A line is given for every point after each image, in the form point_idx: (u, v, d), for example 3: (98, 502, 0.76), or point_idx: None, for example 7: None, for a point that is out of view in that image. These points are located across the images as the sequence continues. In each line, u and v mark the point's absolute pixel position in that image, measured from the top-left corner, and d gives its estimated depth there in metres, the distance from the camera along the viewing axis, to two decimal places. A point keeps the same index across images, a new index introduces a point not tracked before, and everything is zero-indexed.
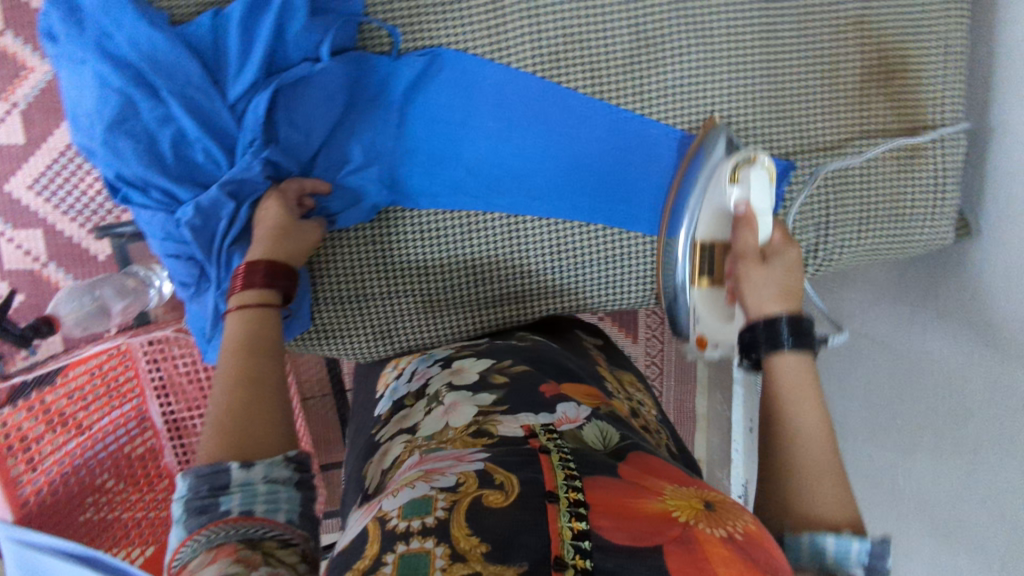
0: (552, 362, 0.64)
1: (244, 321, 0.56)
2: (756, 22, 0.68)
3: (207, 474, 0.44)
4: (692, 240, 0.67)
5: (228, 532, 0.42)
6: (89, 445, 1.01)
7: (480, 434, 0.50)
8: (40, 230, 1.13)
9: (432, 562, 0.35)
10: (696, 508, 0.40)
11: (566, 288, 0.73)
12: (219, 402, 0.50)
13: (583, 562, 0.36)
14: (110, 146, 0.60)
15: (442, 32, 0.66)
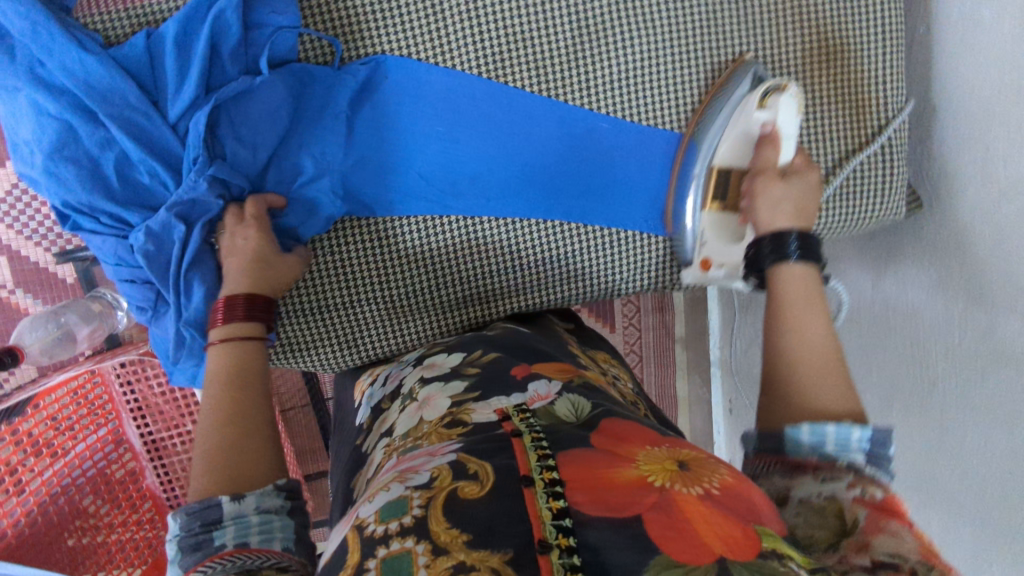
0: (521, 347, 0.66)
1: (232, 351, 0.56)
2: (698, 6, 0.69)
3: (198, 511, 0.44)
4: (708, 165, 0.69)
5: (225, 565, 0.42)
6: (66, 471, 0.99)
7: (454, 425, 0.52)
8: (4, 257, 1.10)
9: (414, 560, 0.36)
10: (669, 469, 0.41)
11: (528, 285, 0.74)
12: (208, 436, 0.50)
13: (567, 540, 0.37)
14: (53, 174, 0.59)
15: (384, 38, 0.65)
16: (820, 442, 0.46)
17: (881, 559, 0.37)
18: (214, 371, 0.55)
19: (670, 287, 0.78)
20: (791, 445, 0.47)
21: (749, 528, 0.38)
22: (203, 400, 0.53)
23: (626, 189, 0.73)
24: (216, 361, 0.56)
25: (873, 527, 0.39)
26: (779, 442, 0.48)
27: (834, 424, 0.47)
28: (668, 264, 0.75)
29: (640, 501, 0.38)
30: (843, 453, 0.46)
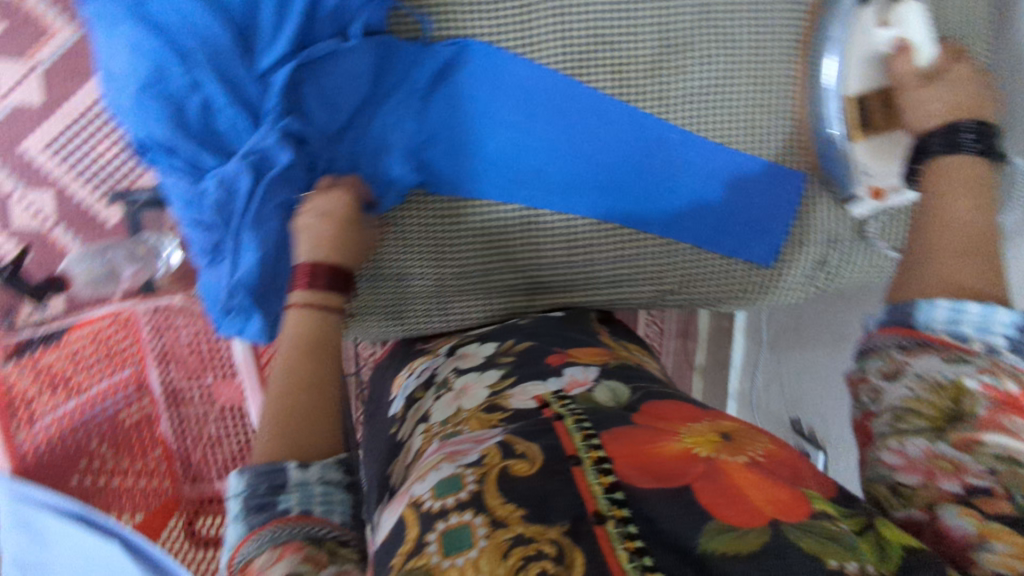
0: (562, 334, 0.67)
1: (313, 320, 0.57)
2: (788, 31, 0.69)
3: (265, 473, 0.45)
4: (840, 96, 0.65)
5: (290, 530, 0.43)
6: (87, 406, 1.03)
7: (493, 411, 0.53)
8: (52, 191, 1.22)
9: (473, 531, 0.38)
10: (713, 441, 0.44)
11: (575, 281, 0.76)
12: (280, 400, 0.51)
13: (621, 511, 0.39)
14: (142, 108, 0.61)
15: (472, 23, 0.67)
16: (958, 320, 0.44)
17: (974, 484, 0.39)
18: (292, 335, 0.56)
19: (714, 304, 0.79)
20: (923, 322, 0.46)
21: (797, 489, 0.40)
22: (278, 365, 0.53)
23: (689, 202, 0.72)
24: (296, 326, 0.56)
25: (990, 421, 0.40)
26: (909, 315, 0.47)
27: (979, 304, 0.44)
28: (715, 282, 0.76)
29: (687, 472, 0.41)
30: (982, 336, 0.44)
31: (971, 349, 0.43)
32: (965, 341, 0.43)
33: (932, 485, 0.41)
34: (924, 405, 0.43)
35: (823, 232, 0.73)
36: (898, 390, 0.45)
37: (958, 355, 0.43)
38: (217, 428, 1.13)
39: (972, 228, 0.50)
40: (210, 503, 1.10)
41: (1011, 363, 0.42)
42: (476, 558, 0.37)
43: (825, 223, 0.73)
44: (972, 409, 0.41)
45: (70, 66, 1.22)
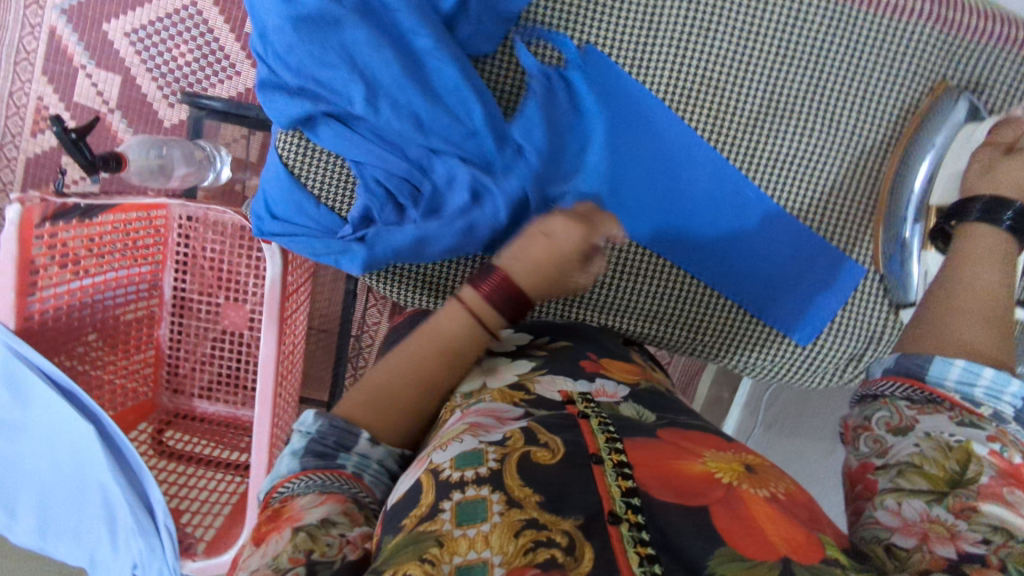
0: (591, 341, 0.70)
1: (469, 327, 0.60)
2: (890, 124, 0.69)
3: (340, 430, 0.53)
4: (923, 202, 0.67)
5: (339, 483, 0.48)
6: (98, 289, 0.98)
7: (518, 388, 0.58)
8: (120, 77, 1.30)
9: (489, 506, 0.42)
10: (737, 470, 0.47)
11: (617, 307, 0.76)
12: (388, 375, 0.58)
13: (636, 516, 0.41)
14: (309, 47, 0.65)
15: (597, 32, 0.70)
16: (970, 382, 0.48)
17: (968, 551, 0.39)
18: (446, 332, 0.59)
19: (741, 369, 0.78)
20: (934, 379, 0.49)
21: (812, 534, 0.42)
22: (413, 344, 0.59)
23: (751, 258, 0.73)
24: (455, 322, 0.60)
25: (989, 492, 0.42)
26: (920, 370, 0.51)
27: (994, 372, 0.48)
28: (750, 348, 0.76)
29: (709, 495, 0.44)
30: (991, 402, 0.48)
31: (980, 414, 0.47)
32: (976, 405, 0.47)
33: (926, 549, 0.41)
34: (929, 465, 0.45)
35: (866, 329, 0.73)
36: (904, 445, 0.47)
37: (966, 417, 0.47)
38: (211, 348, 1.11)
39: (996, 300, 0.54)
40: (182, 419, 1.11)
41: (1013, 434, 0.46)
42: (488, 532, 0.40)
43: (873, 317, 0.72)
44: (974, 477, 0.43)
45: None
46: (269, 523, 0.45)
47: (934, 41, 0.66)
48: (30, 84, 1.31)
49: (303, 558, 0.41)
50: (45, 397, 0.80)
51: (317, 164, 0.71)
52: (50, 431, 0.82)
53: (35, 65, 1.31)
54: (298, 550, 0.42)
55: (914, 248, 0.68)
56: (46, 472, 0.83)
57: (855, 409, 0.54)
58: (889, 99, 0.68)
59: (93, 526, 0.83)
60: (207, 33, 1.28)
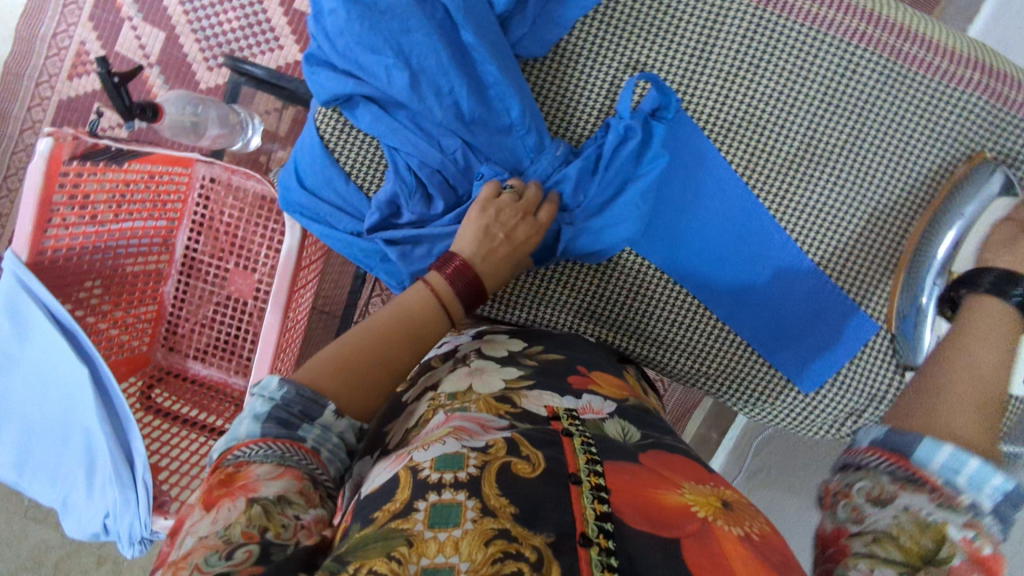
0: (586, 356, 0.70)
1: (433, 303, 0.62)
2: (922, 187, 0.69)
3: (306, 399, 0.50)
4: (946, 268, 0.64)
5: (298, 458, 0.46)
6: (114, 238, 0.98)
7: (504, 401, 0.57)
8: (163, 34, 1.32)
9: (462, 512, 0.42)
10: (713, 505, 0.47)
11: (624, 325, 0.77)
12: (359, 345, 0.57)
13: (607, 541, 0.41)
14: (355, 25, 0.64)
15: (646, 52, 0.70)
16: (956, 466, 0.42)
17: None
18: (414, 305, 0.61)
19: (738, 408, 0.77)
20: (919, 459, 0.43)
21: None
22: (381, 316, 0.60)
23: (767, 298, 0.73)
24: (421, 295, 0.62)
25: None
26: (909, 447, 0.44)
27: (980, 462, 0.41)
28: (749, 388, 0.76)
29: (682, 527, 0.44)
30: (973, 491, 0.41)
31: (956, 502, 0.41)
32: (957, 491, 0.41)
33: None
34: (903, 539, 0.40)
35: (869, 389, 0.72)
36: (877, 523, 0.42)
37: (940, 502, 0.41)
38: (213, 312, 1.11)
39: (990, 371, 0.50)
40: (174, 378, 1.10)
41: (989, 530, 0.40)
42: (459, 538, 0.40)
43: (879, 379, 0.71)
44: (947, 558, 0.39)
45: None
46: (223, 484, 0.43)
47: (978, 110, 0.67)
48: (75, 27, 1.33)
49: (256, 535, 0.40)
50: (44, 332, 0.81)
51: (352, 142, 0.71)
52: (41, 369, 0.82)
53: (83, 10, 1.32)
54: (252, 525, 0.40)
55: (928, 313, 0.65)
56: (32, 410, 0.83)
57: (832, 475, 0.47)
58: (926, 162, 0.69)
59: (70, 472, 0.83)
60: (257, 3, 1.29)
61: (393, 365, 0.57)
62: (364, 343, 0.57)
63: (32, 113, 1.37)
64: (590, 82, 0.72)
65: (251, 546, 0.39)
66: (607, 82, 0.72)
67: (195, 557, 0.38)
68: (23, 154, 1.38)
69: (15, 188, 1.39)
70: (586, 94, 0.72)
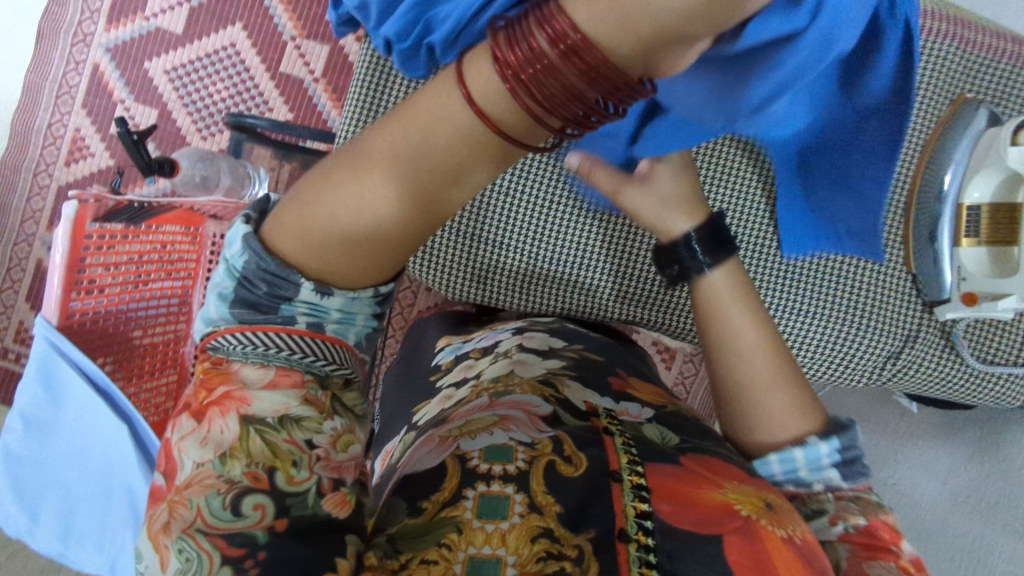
0: (623, 360, 0.72)
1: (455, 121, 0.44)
2: (917, 133, 0.74)
3: (272, 275, 0.48)
4: (957, 204, 0.71)
5: (293, 346, 0.49)
6: (135, 301, 0.93)
7: (548, 385, 0.59)
8: (156, 111, 1.33)
9: (511, 505, 0.44)
10: (757, 505, 0.48)
11: (643, 301, 0.82)
12: (349, 194, 0.47)
13: (646, 538, 0.43)
14: None
15: None
16: (792, 470, 0.60)
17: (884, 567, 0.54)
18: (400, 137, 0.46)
19: None
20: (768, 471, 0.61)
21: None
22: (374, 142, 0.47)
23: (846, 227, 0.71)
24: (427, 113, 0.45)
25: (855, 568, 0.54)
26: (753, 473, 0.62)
27: (801, 450, 0.60)
28: None
29: (724, 523, 0.45)
30: (818, 474, 0.60)
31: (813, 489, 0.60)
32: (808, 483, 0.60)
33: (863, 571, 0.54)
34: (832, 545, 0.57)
35: (900, 330, 0.76)
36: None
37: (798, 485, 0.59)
38: None
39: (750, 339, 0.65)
40: None
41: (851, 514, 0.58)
42: (507, 531, 0.43)
43: (909, 319, 0.76)
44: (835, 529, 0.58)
45: (217, 11, 1.30)
46: (207, 389, 0.48)
47: (952, 58, 0.73)
48: (69, 116, 1.33)
49: (268, 482, 0.44)
50: (79, 393, 0.82)
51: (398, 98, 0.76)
52: (85, 430, 0.82)
53: (76, 98, 1.32)
54: (256, 464, 0.44)
55: (950, 251, 0.72)
56: (72, 474, 0.81)
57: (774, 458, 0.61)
58: (915, 111, 0.73)
59: (117, 532, 0.80)
60: (244, 71, 1.32)
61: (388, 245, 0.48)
62: (336, 213, 0.47)
63: (31, 203, 1.35)
64: None
65: (261, 500, 0.43)
66: None
67: (196, 494, 0.43)
68: (24, 246, 1.35)
69: (19, 278, 1.35)
70: None
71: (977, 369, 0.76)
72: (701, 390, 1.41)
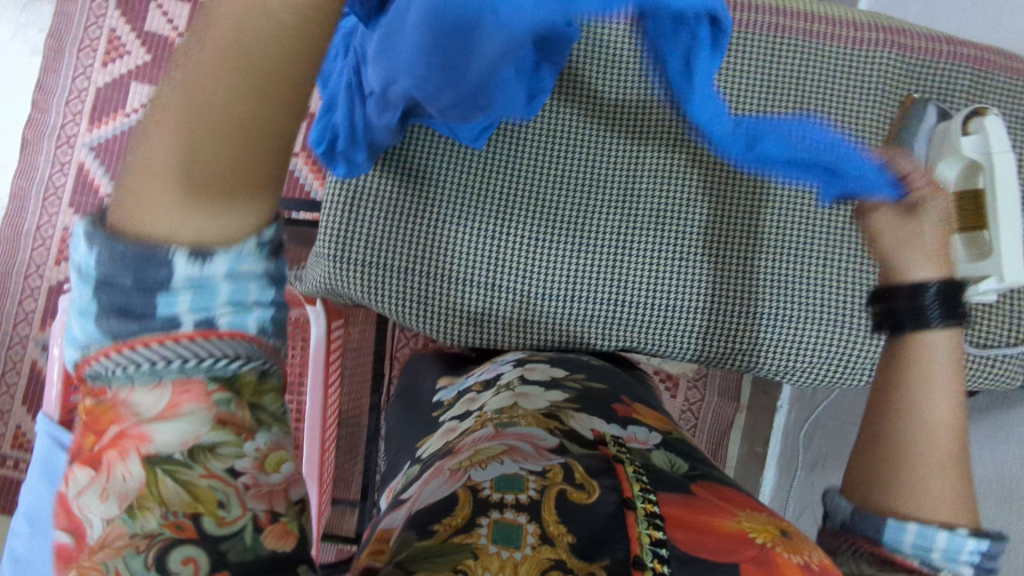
0: (626, 387, 0.72)
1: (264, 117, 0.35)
2: (873, 137, 0.81)
3: (135, 263, 0.38)
4: None
5: (188, 349, 0.41)
6: None
7: (552, 417, 0.59)
8: None
9: (524, 535, 0.43)
10: (772, 534, 0.47)
11: (640, 328, 0.82)
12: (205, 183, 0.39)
13: (661, 566, 0.41)
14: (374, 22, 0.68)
15: (610, 82, 0.84)
16: (926, 548, 0.57)
17: None
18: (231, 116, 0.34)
19: (768, 373, 0.83)
20: (892, 541, 0.58)
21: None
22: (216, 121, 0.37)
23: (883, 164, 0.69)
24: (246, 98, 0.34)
25: None
26: (878, 533, 0.59)
27: (947, 536, 0.57)
28: (773, 353, 0.82)
29: (741, 552, 0.44)
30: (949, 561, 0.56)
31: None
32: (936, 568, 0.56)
33: None
34: None
35: None
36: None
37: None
38: None
39: (933, 410, 0.64)
40: None
41: None
42: (519, 561, 0.41)
43: None
44: None
45: None
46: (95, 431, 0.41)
47: (893, 68, 0.82)
48: (57, 216, 1.35)
49: (195, 530, 0.40)
50: None
51: (395, 150, 0.81)
52: None
53: (63, 198, 1.35)
54: (175, 511, 0.40)
55: None
56: None
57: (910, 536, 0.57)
58: (867, 116, 0.81)
59: None
60: None
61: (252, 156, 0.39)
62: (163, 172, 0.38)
63: (23, 305, 1.35)
64: (566, 113, 0.83)
65: (191, 552, 0.40)
66: (584, 113, 0.84)
67: (110, 559, 0.39)
68: (19, 347, 1.35)
69: (13, 382, 1.35)
70: (567, 126, 0.83)
71: (972, 355, 0.78)
72: (709, 414, 1.41)
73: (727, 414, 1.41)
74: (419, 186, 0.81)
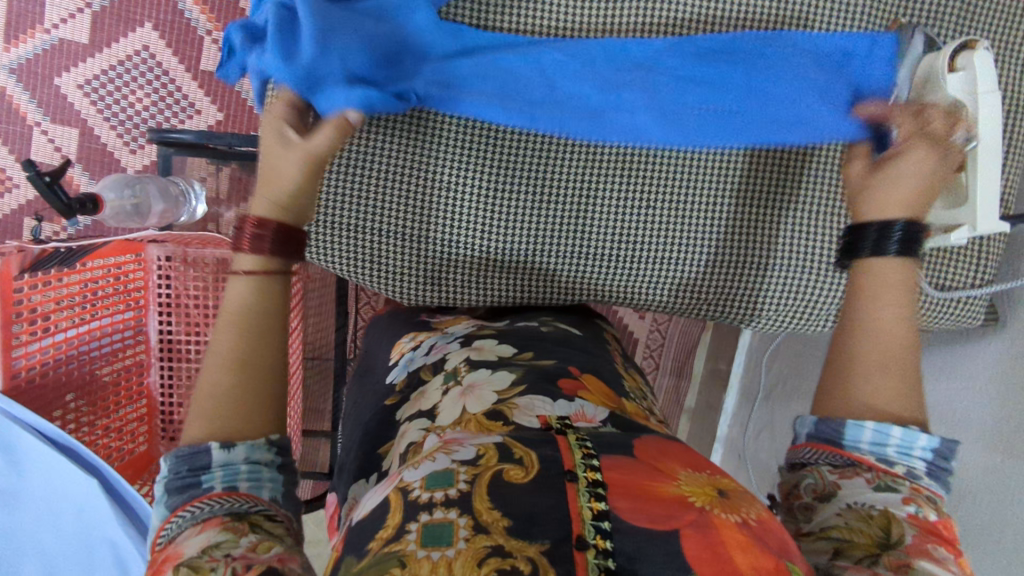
0: (577, 355, 0.68)
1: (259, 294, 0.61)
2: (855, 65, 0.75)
3: (187, 456, 0.51)
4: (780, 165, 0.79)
5: (213, 506, 0.49)
6: (85, 339, 0.89)
7: (495, 417, 0.54)
8: (77, 130, 1.24)
9: (455, 530, 0.42)
10: (710, 494, 0.46)
11: (601, 279, 0.80)
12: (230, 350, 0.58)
13: (604, 542, 0.41)
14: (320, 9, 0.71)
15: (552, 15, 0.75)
16: (882, 444, 0.55)
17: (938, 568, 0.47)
18: (238, 306, 0.60)
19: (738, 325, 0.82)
20: (850, 443, 0.56)
21: (781, 562, 0.42)
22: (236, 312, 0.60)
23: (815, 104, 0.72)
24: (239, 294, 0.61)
25: (918, 548, 0.48)
26: (838, 435, 0.57)
27: (901, 431, 0.55)
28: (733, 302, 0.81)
29: (680, 516, 0.43)
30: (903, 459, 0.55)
31: (896, 474, 0.54)
32: (891, 465, 0.54)
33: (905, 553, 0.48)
34: (856, 536, 0.50)
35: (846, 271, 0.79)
36: (827, 511, 0.53)
37: (882, 481, 0.54)
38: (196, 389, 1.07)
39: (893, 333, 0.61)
40: None
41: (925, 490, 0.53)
42: (452, 558, 0.40)
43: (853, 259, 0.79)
44: (899, 539, 0.49)
45: (123, 12, 1.21)
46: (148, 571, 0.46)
47: None
48: None
49: None
50: (40, 455, 0.78)
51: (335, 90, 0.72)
52: (54, 489, 0.79)
53: None
54: None
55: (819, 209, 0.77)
56: (48, 536, 0.79)
57: (874, 437, 0.56)
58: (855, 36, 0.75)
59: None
60: (163, 75, 1.24)
61: (256, 322, 0.60)
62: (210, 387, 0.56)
63: None
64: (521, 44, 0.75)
65: None
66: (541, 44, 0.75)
67: None
68: None
69: None
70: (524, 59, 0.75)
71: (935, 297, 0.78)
72: (675, 333, 1.44)
73: (692, 333, 1.44)
74: (378, 133, 0.74)
